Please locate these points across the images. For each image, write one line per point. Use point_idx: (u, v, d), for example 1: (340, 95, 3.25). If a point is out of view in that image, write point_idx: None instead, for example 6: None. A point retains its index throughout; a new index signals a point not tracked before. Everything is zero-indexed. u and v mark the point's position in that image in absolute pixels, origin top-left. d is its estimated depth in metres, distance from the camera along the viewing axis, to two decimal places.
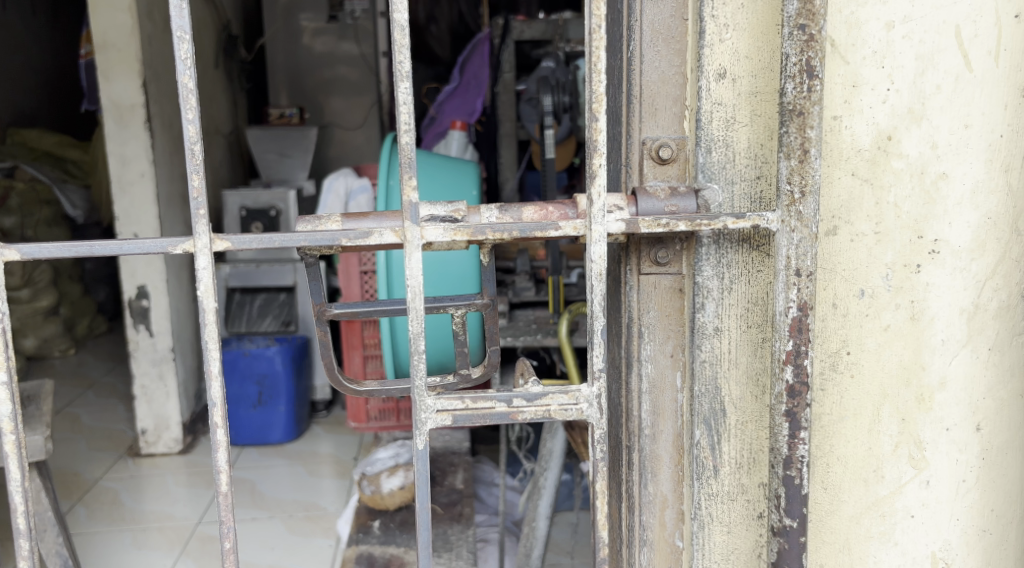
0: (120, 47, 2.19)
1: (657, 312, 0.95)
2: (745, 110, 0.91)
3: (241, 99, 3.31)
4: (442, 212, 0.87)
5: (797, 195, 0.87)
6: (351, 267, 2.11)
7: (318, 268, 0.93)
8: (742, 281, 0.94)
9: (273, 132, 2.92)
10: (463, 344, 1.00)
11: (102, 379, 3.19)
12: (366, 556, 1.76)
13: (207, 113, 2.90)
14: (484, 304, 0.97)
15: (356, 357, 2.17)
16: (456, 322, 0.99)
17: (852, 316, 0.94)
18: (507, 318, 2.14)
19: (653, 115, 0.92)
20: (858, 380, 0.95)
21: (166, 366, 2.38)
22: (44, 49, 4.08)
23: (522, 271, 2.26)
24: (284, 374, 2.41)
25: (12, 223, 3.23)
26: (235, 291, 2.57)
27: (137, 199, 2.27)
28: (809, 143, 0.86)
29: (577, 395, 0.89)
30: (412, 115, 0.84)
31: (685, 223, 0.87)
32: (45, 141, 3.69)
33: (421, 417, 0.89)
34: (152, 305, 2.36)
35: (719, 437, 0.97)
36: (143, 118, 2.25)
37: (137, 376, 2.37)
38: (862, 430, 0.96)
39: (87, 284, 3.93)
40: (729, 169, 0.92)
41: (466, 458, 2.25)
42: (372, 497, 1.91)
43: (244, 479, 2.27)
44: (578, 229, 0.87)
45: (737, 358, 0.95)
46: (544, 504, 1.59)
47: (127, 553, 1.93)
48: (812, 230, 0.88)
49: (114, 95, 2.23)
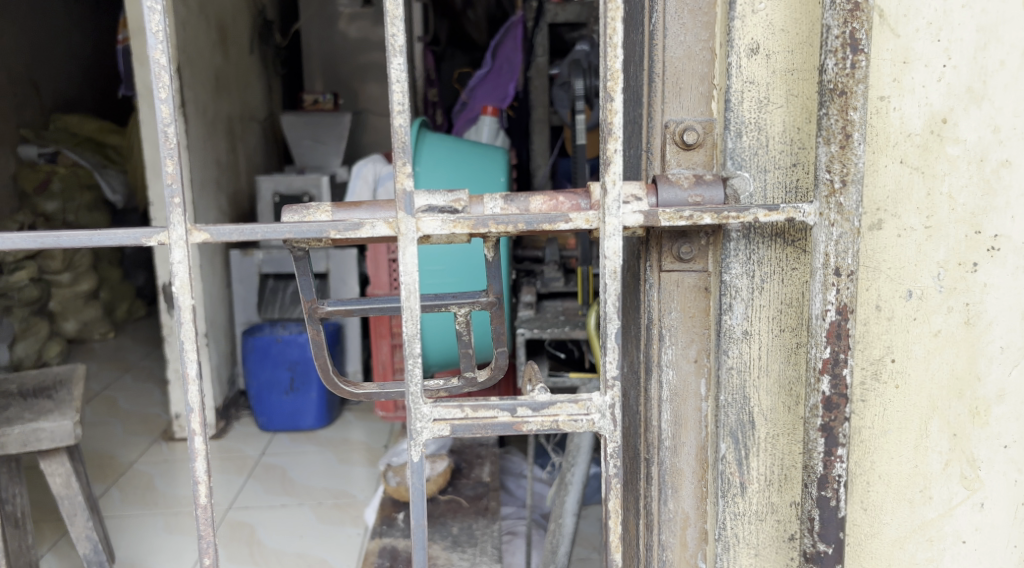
0: (154, 32, 2.13)
1: (679, 313, 0.86)
2: (780, 89, 0.82)
3: (277, 84, 3.26)
4: (441, 202, 0.79)
5: (838, 185, 0.78)
6: (379, 255, 2.03)
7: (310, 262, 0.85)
8: (774, 280, 0.84)
9: (307, 118, 2.86)
10: (467, 344, 0.92)
11: (140, 362, 3.16)
12: (389, 550, 1.69)
13: (242, 100, 2.84)
14: (492, 303, 0.88)
15: (384, 345, 2.10)
16: (459, 321, 0.90)
17: (898, 320, 0.84)
18: (535, 309, 2.05)
19: (678, 94, 0.83)
20: (904, 391, 0.85)
21: (199, 352, 2.33)
22: (86, 36, 4.06)
23: (551, 261, 2.17)
24: (316, 360, 2.36)
25: (54, 207, 3.20)
26: (269, 278, 2.50)
27: None
28: (853, 125, 0.77)
29: (588, 404, 0.81)
30: (406, 93, 0.75)
31: (711, 216, 0.78)
32: (86, 127, 3.60)
33: (417, 427, 0.80)
34: (185, 290, 2.31)
35: (747, 453, 0.88)
36: (177, 103, 2.18)
37: (171, 361, 2.32)
38: (906, 446, 0.86)
39: (127, 269, 3.91)
40: (761, 156, 0.83)
41: (494, 450, 2.16)
42: (397, 489, 1.84)
43: (275, 465, 2.21)
44: (589, 222, 0.79)
45: (768, 366, 0.86)
46: (572, 500, 1.50)
47: (158, 538, 1.87)
48: (855, 224, 0.78)
49: (148, 80, 2.17)
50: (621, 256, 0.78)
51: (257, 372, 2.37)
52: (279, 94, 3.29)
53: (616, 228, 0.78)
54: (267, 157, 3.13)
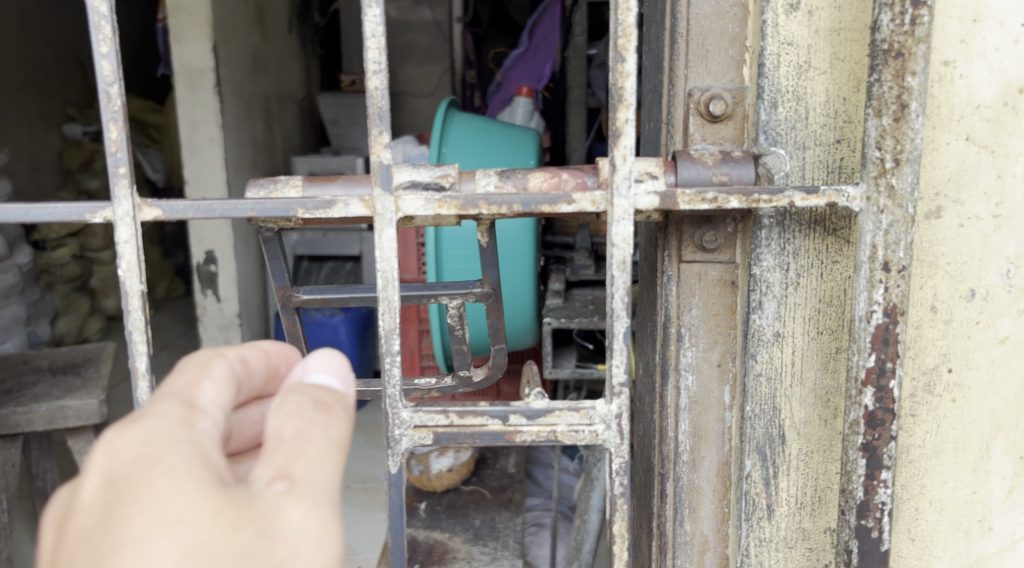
0: (192, 11, 2.05)
1: (701, 310, 0.76)
2: (824, 52, 0.70)
3: (314, 65, 3.19)
4: (426, 178, 0.68)
5: (890, 164, 0.66)
6: (408, 239, 1.90)
7: (279, 244, 0.75)
8: (812, 274, 0.73)
9: (341, 99, 2.77)
10: (460, 339, 0.83)
11: (176, 341, 3.10)
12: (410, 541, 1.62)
13: (280, 80, 2.76)
14: (486, 295, 0.78)
15: (412, 331, 1.94)
16: (451, 315, 0.81)
17: (956, 323, 0.73)
18: (563, 297, 1.92)
19: (703, 57, 0.72)
20: (961, 406, 0.74)
21: (234, 332, 2.23)
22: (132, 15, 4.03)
23: (582, 249, 2.03)
24: (348, 344, 2.26)
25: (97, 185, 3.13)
26: (303, 258, 2.39)
27: (206, 163, 2.14)
28: (912, 93, 0.65)
29: (591, 413, 0.70)
30: (383, 50, 0.65)
31: (739, 199, 0.67)
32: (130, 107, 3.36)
33: (395, 436, 0.70)
34: (221, 270, 2.21)
35: (776, 471, 0.76)
36: (213, 81, 2.11)
37: (204, 341, 2.24)
38: (963, 468, 0.75)
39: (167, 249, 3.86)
40: (801, 130, 0.71)
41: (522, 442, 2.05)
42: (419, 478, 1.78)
43: None
44: (595, 203, 0.68)
45: (802, 373, 0.74)
46: (597, 497, 1.40)
47: None
48: (909, 211, 0.67)
49: (185, 58, 2.09)
50: (631, 244, 0.67)
51: None
52: (317, 75, 3.21)
53: (627, 211, 0.67)
54: (303, 138, 3.05)
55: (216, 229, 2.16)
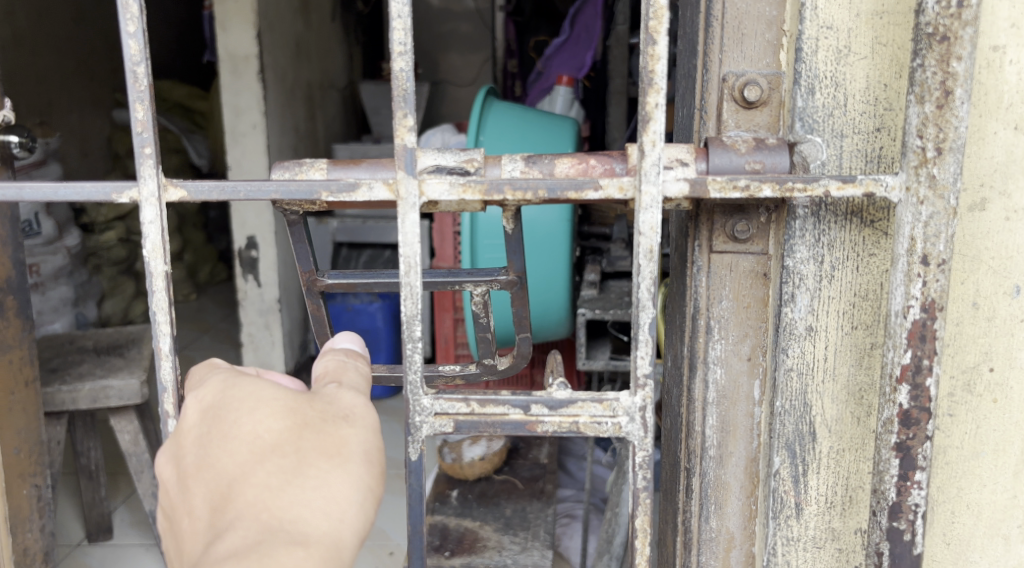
0: None
1: (731, 303, 0.74)
2: (865, 36, 0.67)
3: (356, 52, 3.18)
4: (451, 162, 0.67)
5: (933, 153, 0.64)
6: (445, 226, 1.90)
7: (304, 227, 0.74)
8: (847, 267, 0.71)
9: (383, 87, 2.77)
10: (485, 327, 0.81)
11: (218, 324, 3.12)
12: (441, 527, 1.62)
13: (322, 67, 2.76)
14: (511, 283, 0.77)
15: (447, 319, 1.94)
16: (475, 301, 0.80)
17: (1000, 322, 0.70)
18: (598, 289, 1.90)
19: (739, 41, 0.70)
20: (1003, 407, 0.72)
21: (273, 317, 2.22)
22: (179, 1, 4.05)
23: (619, 238, 2.02)
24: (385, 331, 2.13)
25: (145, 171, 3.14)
26: (342, 245, 2.36)
27: (249, 149, 2.14)
28: (958, 77, 0.63)
29: (614, 405, 0.68)
30: (408, 31, 0.63)
31: (772, 187, 0.65)
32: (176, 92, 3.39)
33: (416, 422, 0.69)
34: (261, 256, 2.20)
35: (806, 470, 0.74)
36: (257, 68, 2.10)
37: (244, 325, 2.23)
38: (1003, 471, 0.73)
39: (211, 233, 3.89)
40: (839, 117, 0.68)
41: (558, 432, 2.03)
42: (452, 465, 1.77)
43: None
44: (622, 189, 0.66)
45: (835, 369, 0.72)
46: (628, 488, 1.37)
47: None
48: (950, 203, 0.64)
49: (229, 44, 2.09)
50: (659, 232, 0.65)
51: None
52: (359, 61, 3.21)
53: (656, 198, 0.65)
54: (346, 125, 3.05)
55: (258, 213, 2.14)
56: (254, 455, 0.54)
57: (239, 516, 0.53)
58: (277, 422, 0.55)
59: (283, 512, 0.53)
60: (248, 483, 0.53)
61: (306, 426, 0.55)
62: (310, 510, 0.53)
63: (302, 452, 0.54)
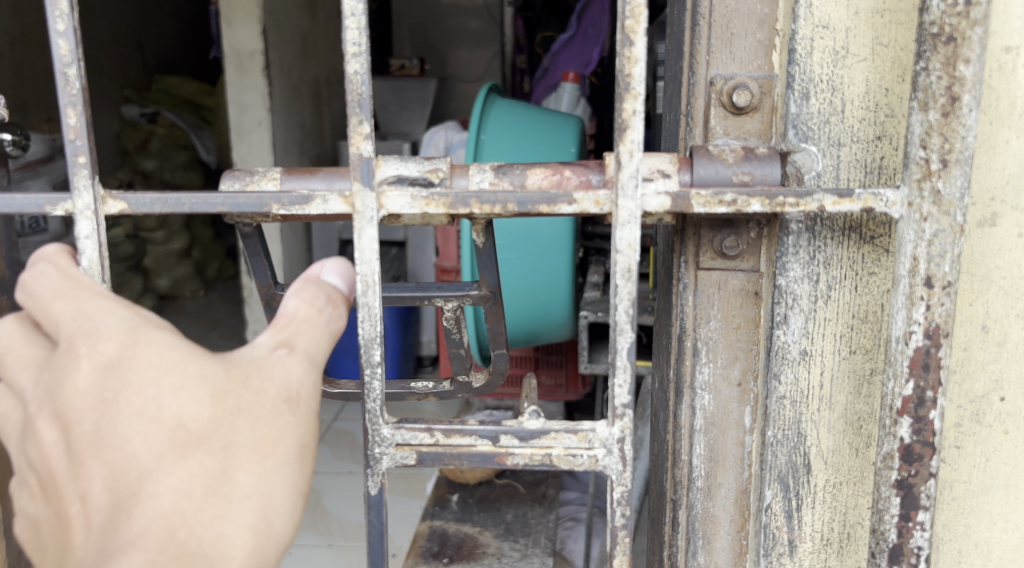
0: None
1: (720, 323, 0.68)
2: (864, 36, 0.62)
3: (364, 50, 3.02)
4: (415, 172, 0.62)
5: (937, 165, 0.58)
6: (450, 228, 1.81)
7: (260, 240, 0.69)
8: (844, 287, 0.65)
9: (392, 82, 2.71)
10: (458, 343, 0.76)
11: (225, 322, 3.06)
12: (438, 533, 1.53)
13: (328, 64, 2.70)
14: (485, 298, 0.72)
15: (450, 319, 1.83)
16: (447, 317, 0.75)
17: (1013, 346, 0.65)
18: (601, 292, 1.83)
19: (728, 41, 0.64)
20: (1013, 438, 0.66)
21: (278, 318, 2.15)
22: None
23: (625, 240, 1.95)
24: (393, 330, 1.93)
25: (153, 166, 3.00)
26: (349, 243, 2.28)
27: (255, 147, 2.10)
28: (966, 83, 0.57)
29: (591, 437, 0.63)
30: (363, 31, 0.58)
31: (760, 202, 0.59)
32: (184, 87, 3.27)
33: (375, 454, 0.63)
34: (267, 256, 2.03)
35: (800, 504, 0.69)
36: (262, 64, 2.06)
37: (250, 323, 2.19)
38: (1016, 508, 0.67)
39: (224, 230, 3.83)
40: (835, 125, 0.63)
41: None
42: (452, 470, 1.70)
43: (345, 431, 2.06)
44: (598, 204, 0.60)
45: (831, 396, 0.67)
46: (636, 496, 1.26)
47: None
48: (956, 220, 0.58)
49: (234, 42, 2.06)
50: (637, 250, 0.60)
51: None
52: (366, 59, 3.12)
53: (634, 213, 0.60)
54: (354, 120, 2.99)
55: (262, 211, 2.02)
56: (174, 443, 0.45)
57: (149, 520, 0.44)
58: (202, 405, 0.46)
59: (205, 528, 0.45)
60: (133, 521, 0.44)
61: (241, 408, 0.47)
62: (234, 524, 0.45)
63: (223, 466, 0.46)
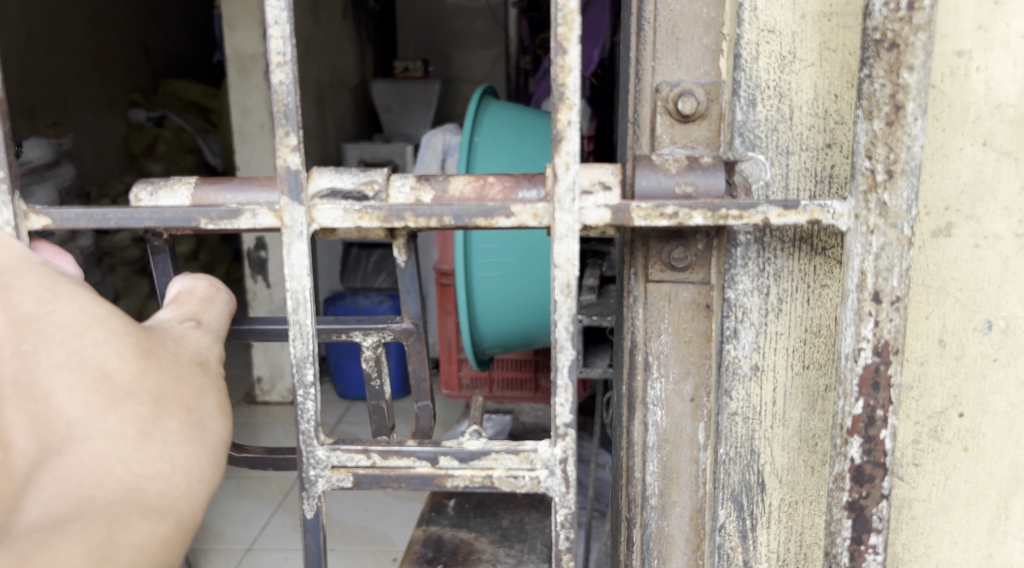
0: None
1: (670, 336, 0.65)
2: (812, 39, 0.59)
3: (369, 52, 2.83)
4: (350, 184, 0.60)
5: (883, 176, 0.56)
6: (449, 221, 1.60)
7: (170, 255, 0.65)
8: (796, 300, 0.63)
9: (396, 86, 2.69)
10: (378, 392, 0.72)
11: None
12: (434, 541, 1.41)
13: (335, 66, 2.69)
14: (408, 331, 0.69)
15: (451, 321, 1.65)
16: (367, 358, 0.71)
17: (970, 361, 0.62)
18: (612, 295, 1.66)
19: (674, 47, 0.61)
20: (974, 456, 0.63)
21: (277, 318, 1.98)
22: None
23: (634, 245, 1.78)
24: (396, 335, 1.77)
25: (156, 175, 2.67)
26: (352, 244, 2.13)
27: (257, 150, 1.88)
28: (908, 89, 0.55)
29: (532, 457, 0.61)
30: (287, 38, 0.56)
31: (703, 213, 0.57)
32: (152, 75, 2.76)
33: (310, 476, 0.62)
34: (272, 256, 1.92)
35: (754, 524, 0.66)
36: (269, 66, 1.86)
37: None
38: (977, 528, 0.65)
39: None
40: (783, 132, 0.61)
41: None
42: None
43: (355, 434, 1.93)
44: (537, 216, 0.58)
45: (784, 413, 0.64)
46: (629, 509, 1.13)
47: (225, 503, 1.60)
48: (904, 234, 0.57)
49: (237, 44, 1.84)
50: (576, 264, 0.58)
51: None
52: None
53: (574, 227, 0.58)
54: None
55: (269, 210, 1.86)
56: (100, 392, 0.47)
57: (83, 458, 0.45)
58: (126, 358, 0.49)
59: (141, 467, 0.46)
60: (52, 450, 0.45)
61: (162, 364, 0.50)
62: (168, 463, 0.47)
63: (152, 402, 0.48)
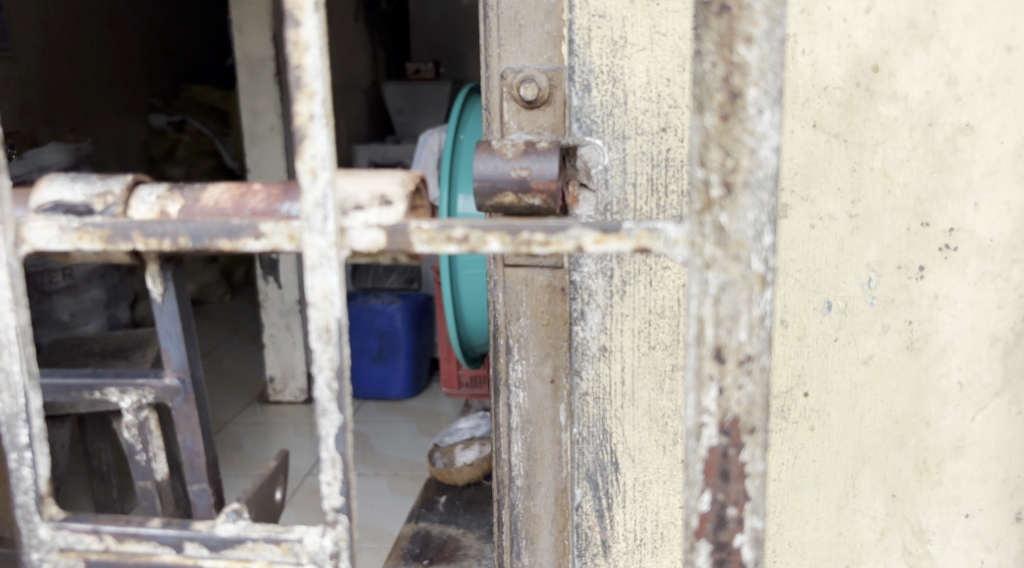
0: None
1: (529, 320, 0.66)
2: (642, 25, 0.61)
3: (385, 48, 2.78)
4: (81, 197, 0.48)
5: (719, 194, 0.42)
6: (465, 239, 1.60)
7: None
8: (639, 282, 0.64)
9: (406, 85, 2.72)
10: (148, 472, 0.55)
11: None
12: (422, 537, 1.32)
13: None
14: (173, 390, 0.53)
15: None
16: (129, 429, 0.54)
17: (813, 342, 0.63)
18: None
19: (517, 34, 0.62)
20: (820, 436, 0.64)
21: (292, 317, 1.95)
22: None
23: None
24: (405, 332, 2.04)
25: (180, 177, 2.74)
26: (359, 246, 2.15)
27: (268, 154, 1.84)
28: (750, 74, 0.41)
29: (297, 549, 0.47)
30: None
31: (501, 239, 0.43)
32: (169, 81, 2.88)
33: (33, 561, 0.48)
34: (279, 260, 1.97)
35: (611, 502, 0.68)
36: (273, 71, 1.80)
37: None
38: (826, 507, 0.65)
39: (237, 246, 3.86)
40: (618, 118, 0.62)
41: None
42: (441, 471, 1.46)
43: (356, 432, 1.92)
44: (291, 239, 0.44)
45: (634, 393, 0.66)
46: None
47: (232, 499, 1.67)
48: (751, 269, 0.42)
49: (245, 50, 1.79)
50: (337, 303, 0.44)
51: (346, 338, 2.08)
52: None
53: (330, 257, 0.44)
54: None
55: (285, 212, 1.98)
56: None
57: None
58: None
59: None
60: None
61: None
62: None
63: None
